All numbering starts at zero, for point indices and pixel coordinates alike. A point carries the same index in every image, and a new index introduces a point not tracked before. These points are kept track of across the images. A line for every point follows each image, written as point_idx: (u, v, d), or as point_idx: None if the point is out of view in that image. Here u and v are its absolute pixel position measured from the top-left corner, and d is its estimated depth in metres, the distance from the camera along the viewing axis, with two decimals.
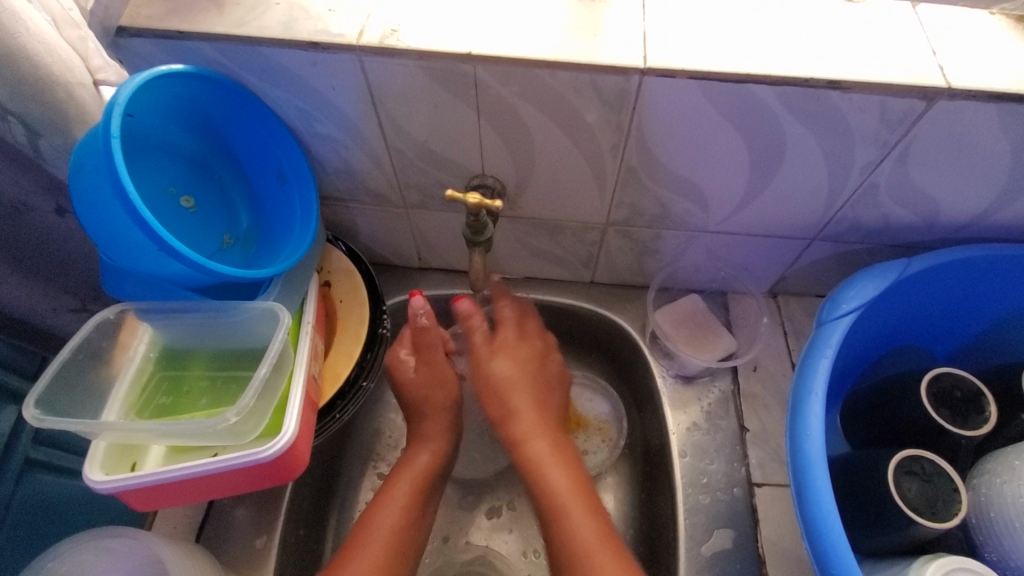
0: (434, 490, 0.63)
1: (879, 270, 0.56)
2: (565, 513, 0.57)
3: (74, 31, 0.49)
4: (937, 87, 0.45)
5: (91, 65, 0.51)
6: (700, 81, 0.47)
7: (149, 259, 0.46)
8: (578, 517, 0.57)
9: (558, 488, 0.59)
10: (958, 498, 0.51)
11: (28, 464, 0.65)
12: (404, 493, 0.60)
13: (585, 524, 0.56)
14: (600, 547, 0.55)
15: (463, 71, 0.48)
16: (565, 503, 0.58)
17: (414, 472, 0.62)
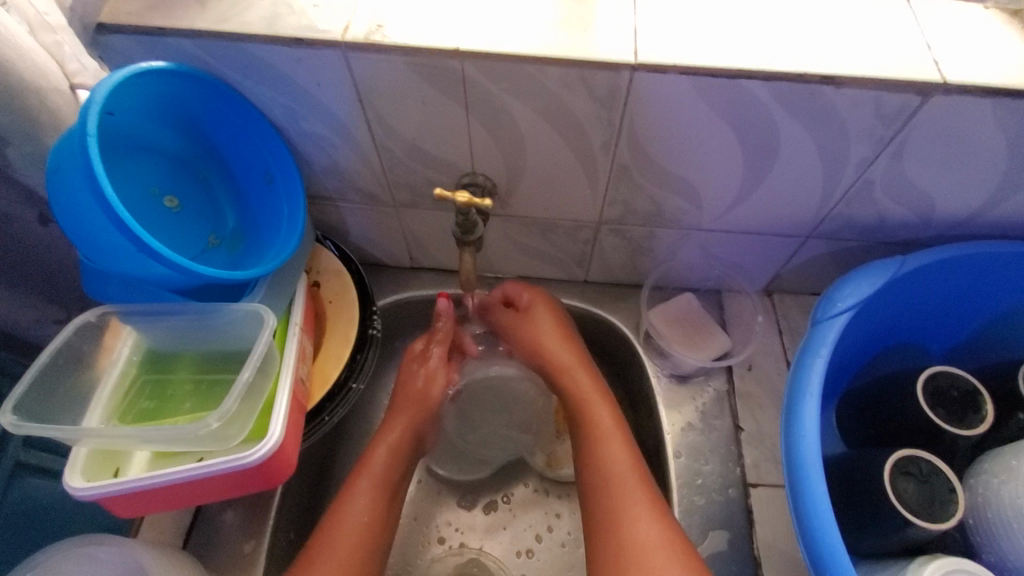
0: (394, 496, 0.63)
1: (874, 268, 0.55)
2: (603, 443, 0.61)
3: (50, 35, 0.47)
4: (933, 82, 0.45)
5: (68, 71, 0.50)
6: (692, 77, 0.46)
7: (130, 260, 0.45)
8: (614, 448, 0.60)
9: (601, 422, 0.62)
10: (954, 498, 0.50)
11: (18, 468, 0.64)
12: (364, 497, 0.60)
13: (622, 456, 0.60)
14: (633, 478, 0.58)
15: (451, 67, 0.47)
16: (604, 434, 0.61)
17: (371, 481, 0.61)
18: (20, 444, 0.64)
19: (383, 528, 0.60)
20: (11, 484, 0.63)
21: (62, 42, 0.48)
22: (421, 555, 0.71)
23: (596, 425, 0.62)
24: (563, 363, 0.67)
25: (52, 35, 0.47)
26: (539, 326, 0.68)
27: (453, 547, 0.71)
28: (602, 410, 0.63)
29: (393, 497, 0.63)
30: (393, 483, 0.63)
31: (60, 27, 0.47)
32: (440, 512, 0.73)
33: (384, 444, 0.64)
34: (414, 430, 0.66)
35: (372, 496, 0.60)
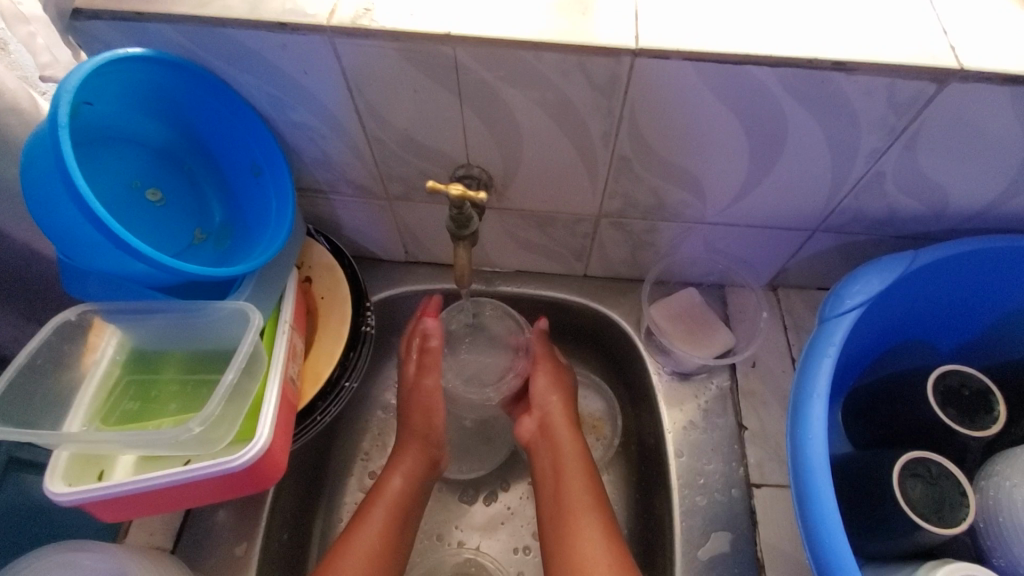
0: (407, 523, 0.62)
1: (883, 263, 0.53)
2: (574, 516, 0.59)
3: (24, 27, 0.51)
4: (949, 69, 0.42)
5: (40, 62, 0.52)
6: (696, 63, 0.44)
7: (108, 257, 0.43)
8: (585, 524, 0.58)
9: (573, 495, 0.61)
10: (966, 502, 0.49)
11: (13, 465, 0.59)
12: (377, 523, 0.59)
13: (591, 529, 0.58)
14: (601, 552, 0.56)
15: (443, 54, 0.45)
16: (575, 507, 0.60)
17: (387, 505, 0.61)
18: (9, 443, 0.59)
19: (395, 553, 0.59)
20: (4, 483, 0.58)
21: (35, 33, 0.52)
22: (417, 556, 0.70)
23: (567, 499, 0.61)
24: (554, 434, 0.66)
25: (23, 24, 0.51)
26: (541, 387, 0.68)
27: (449, 547, 0.70)
28: (577, 484, 0.61)
29: (405, 516, 0.62)
30: (410, 502, 0.63)
31: (35, 19, 0.51)
32: (437, 512, 0.72)
33: (402, 468, 0.64)
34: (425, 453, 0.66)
35: (388, 515, 0.60)
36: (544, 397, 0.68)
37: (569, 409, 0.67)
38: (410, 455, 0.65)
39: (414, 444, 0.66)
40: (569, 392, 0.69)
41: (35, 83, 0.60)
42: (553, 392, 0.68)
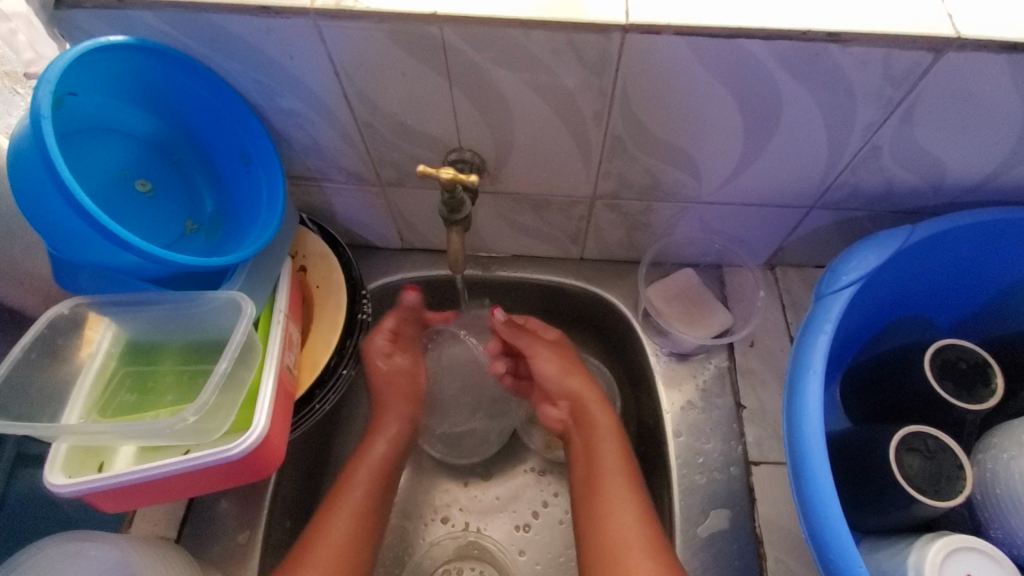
0: (390, 486, 0.64)
1: (881, 238, 0.53)
2: (609, 492, 0.59)
3: (3, 23, 0.52)
4: (946, 37, 0.42)
5: (24, 59, 0.55)
6: (688, 38, 0.43)
7: (98, 250, 0.43)
8: (624, 499, 0.58)
9: (610, 471, 0.60)
10: (963, 474, 0.49)
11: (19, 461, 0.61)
12: (363, 485, 0.61)
13: (629, 503, 0.58)
14: (638, 526, 0.56)
15: (430, 34, 0.44)
16: (612, 482, 0.59)
17: (369, 467, 0.63)
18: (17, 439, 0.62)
19: (379, 514, 0.61)
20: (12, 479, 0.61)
21: (16, 29, 0.52)
22: (421, 541, 0.70)
23: (605, 474, 0.60)
24: (586, 411, 0.65)
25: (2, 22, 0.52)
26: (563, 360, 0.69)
27: (454, 528, 0.71)
28: (614, 460, 0.61)
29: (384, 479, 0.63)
30: (392, 465, 0.65)
31: (14, 14, 0.51)
32: (439, 495, 0.72)
33: (381, 434, 0.66)
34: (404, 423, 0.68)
35: (371, 478, 0.62)
36: (562, 375, 0.68)
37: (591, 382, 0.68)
38: (392, 423, 0.67)
39: (393, 412, 0.68)
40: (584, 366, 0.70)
41: (21, 78, 0.59)
42: (574, 366, 0.68)
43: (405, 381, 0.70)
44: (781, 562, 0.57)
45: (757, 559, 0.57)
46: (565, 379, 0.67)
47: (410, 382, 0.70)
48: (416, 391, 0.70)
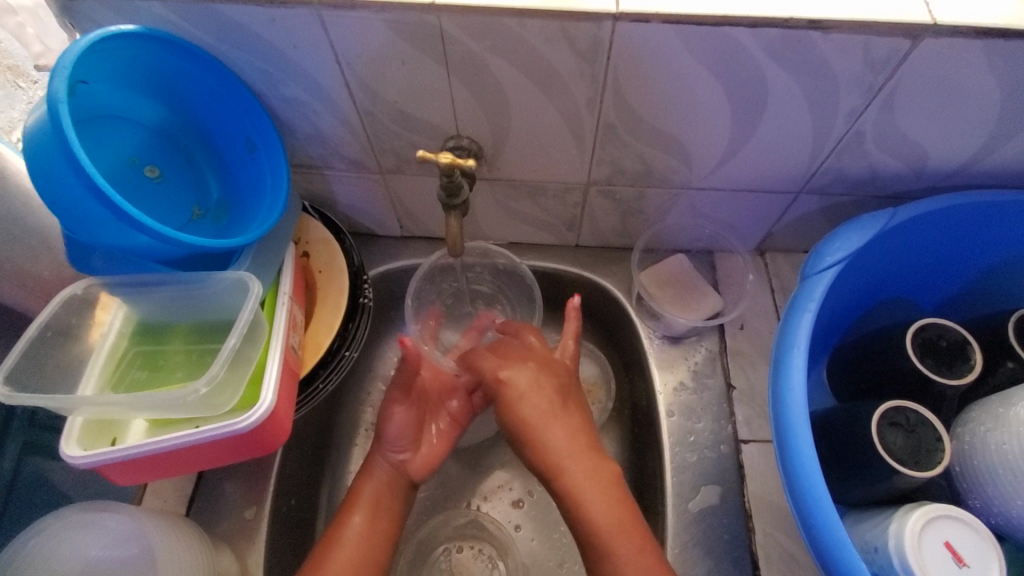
0: (393, 518, 0.60)
1: (863, 221, 0.55)
2: (610, 545, 0.53)
3: (11, 18, 0.57)
4: (923, 24, 0.43)
5: (33, 52, 0.60)
6: (675, 26, 0.44)
7: (112, 231, 0.45)
8: (623, 558, 0.52)
9: (600, 522, 0.54)
10: (942, 447, 0.51)
11: (25, 450, 0.70)
12: (359, 523, 0.58)
13: (630, 558, 0.52)
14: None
15: (428, 23, 0.46)
16: (607, 538, 0.53)
17: (361, 506, 0.59)
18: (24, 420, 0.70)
19: (380, 550, 0.58)
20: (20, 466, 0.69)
21: (23, 22, 0.58)
22: (422, 520, 0.72)
23: (594, 529, 0.54)
24: (560, 458, 0.57)
25: (11, 16, 0.57)
26: (521, 385, 0.60)
27: (455, 507, 0.73)
28: (602, 510, 0.54)
29: (383, 515, 0.60)
30: (384, 505, 0.60)
31: (22, 9, 0.57)
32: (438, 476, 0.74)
33: (371, 475, 0.62)
34: (394, 463, 0.63)
35: (366, 516, 0.59)
36: (528, 401, 0.60)
37: (555, 407, 0.59)
38: (379, 466, 0.62)
39: (377, 457, 0.63)
40: (550, 386, 0.61)
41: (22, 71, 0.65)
42: (531, 395, 0.60)
43: (396, 424, 0.63)
44: (769, 534, 0.59)
45: (746, 532, 0.59)
46: (526, 409, 0.59)
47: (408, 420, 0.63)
48: (411, 431, 0.63)
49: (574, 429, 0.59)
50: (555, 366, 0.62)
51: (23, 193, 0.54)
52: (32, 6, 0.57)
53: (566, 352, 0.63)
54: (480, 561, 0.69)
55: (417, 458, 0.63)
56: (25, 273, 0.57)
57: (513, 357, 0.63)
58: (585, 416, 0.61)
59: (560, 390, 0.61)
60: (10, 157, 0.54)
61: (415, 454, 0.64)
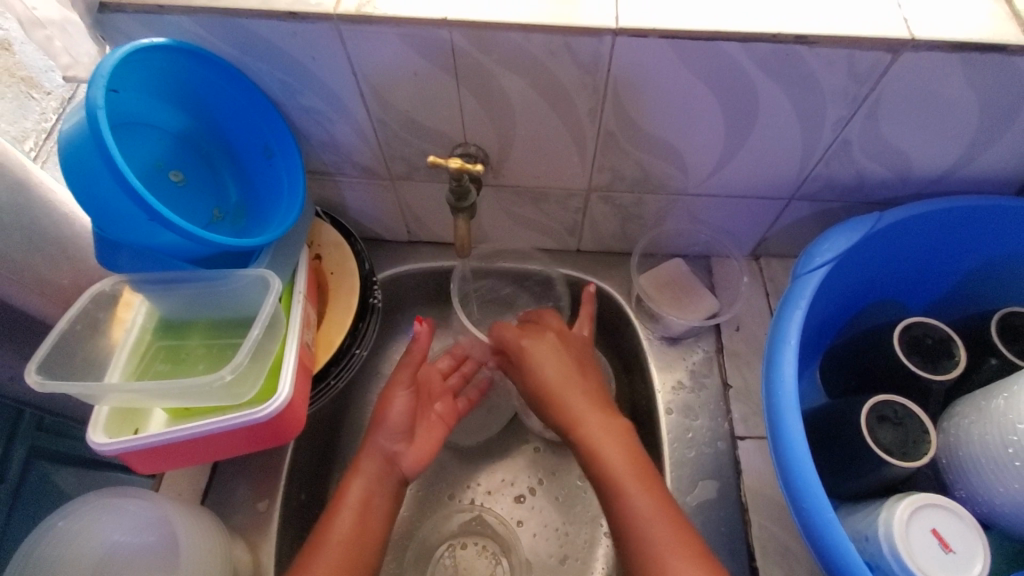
0: (376, 517, 0.60)
1: (851, 224, 0.58)
2: (626, 489, 0.55)
3: (40, 31, 0.52)
4: (902, 39, 0.47)
5: (60, 64, 0.55)
6: (672, 40, 0.48)
7: (141, 229, 0.47)
8: (637, 496, 0.54)
9: (615, 467, 0.56)
10: (928, 439, 0.53)
11: (30, 456, 0.72)
12: (348, 524, 0.58)
13: (646, 502, 0.54)
14: (661, 516, 0.53)
15: (440, 37, 0.49)
16: (621, 479, 0.55)
17: (350, 505, 0.59)
18: (32, 422, 0.71)
19: (370, 549, 0.58)
20: (26, 470, 0.71)
21: (51, 36, 0.53)
22: (427, 517, 0.74)
23: (610, 474, 0.56)
24: (583, 412, 0.60)
25: (40, 30, 0.52)
26: (540, 354, 0.63)
27: (462, 503, 0.75)
28: (617, 457, 0.57)
29: (374, 515, 0.60)
30: (375, 502, 0.61)
31: (48, 23, 0.52)
32: (443, 474, 0.76)
33: (361, 470, 0.62)
34: (387, 455, 0.63)
35: (355, 516, 0.59)
36: (545, 367, 0.63)
37: (573, 372, 0.63)
38: (372, 458, 0.62)
39: (372, 447, 0.63)
40: (569, 355, 0.64)
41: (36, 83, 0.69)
42: (554, 359, 0.63)
43: (394, 416, 0.64)
44: (765, 527, 0.61)
45: (742, 525, 0.61)
46: (547, 375, 0.62)
47: (403, 414, 0.64)
48: (403, 426, 0.64)
49: (592, 392, 0.62)
50: (571, 339, 0.66)
51: (46, 205, 0.55)
52: (60, 20, 0.51)
53: (582, 330, 0.68)
54: (485, 557, 0.71)
55: (424, 452, 0.64)
56: (43, 281, 0.58)
57: (531, 331, 0.66)
58: (598, 383, 0.64)
59: (578, 359, 0.65)
60: (35, 171, 0.55)
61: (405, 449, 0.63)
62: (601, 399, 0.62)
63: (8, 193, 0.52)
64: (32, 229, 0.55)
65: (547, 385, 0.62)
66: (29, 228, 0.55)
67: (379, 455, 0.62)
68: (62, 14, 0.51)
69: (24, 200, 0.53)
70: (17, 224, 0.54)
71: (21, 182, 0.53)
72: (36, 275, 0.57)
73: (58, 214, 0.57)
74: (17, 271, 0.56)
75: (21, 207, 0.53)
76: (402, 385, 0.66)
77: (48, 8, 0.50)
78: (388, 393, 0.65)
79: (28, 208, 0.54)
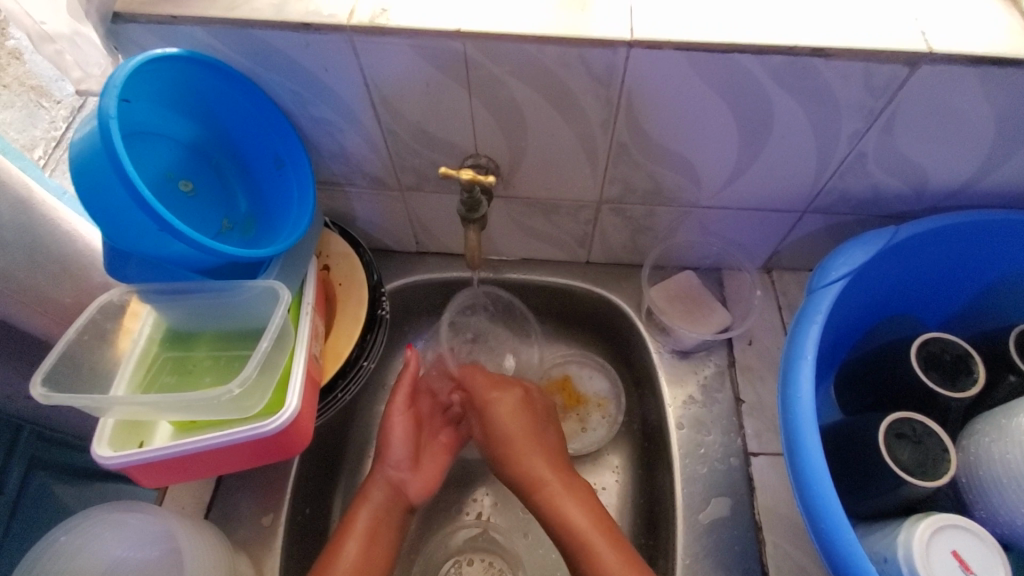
0: (382, 542, 0.62)
1: (866, 238, 0.57)
2: (592, 547, 0.60)
3: (51, 45, 0.54)
4: (920, 52, 0.46)
5: (72, 77, 0.57)
6: (686, 53, 0.47)
7: (151, 240, 0.47)
8: (605, 552, 0.59)
9: (580, 525, 0.61)
10: (948, 458, 0.52)
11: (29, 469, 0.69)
12: (354, 552, 0.60)
13: (611, 555, 0.59)
14: (626, 573, 0.57)
15: (453, 49, 0.49)
16: (586, 538, 0.60)
17: (356, 533, 0.61)
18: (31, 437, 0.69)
19: (376, 573, 0.60)
20: (26, 482, 0.69)
21: (62, 50, 0.55)
22: (434, 531, 0.73)
23: (578, 532, 0.61)
24: (540, 477, 0.65)
25: (50, 44, 0.54)
26: (501, 409, 0.68)
27: (468, 517, 0.73)
28: (579, 516, 0.62)
29: (380, 543, 0.62)
30: (382, 529, 0.63)
31: (58, 37, 0.53)
32: (449, 488, 0.75)
33: (369, 499, 0.64)
34: (393, 482, 0.66)
35: (362, 542, 0.61)
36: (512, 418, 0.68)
37: (530, 431, 0.67)
38: (378, 487, 0.65)
39: (379, 476, 0.66)
40: (528, 414, 0.68)
41: (46, 91, 0.69)
42: (516, 413, 0.68)
43: (398, 444, 0.67)
44: (779, 546, 0.59)
45: (756, 544, 0.60)
46: (507, 429, 0.67)
47: (406, 442, 0.67)
48: (407, 454, 0.67)
49: (547, 449, 0.67)
50: (533, 403, 0.70)
51: (49, 222, 0.55)
52: (69, 34, 0.53)
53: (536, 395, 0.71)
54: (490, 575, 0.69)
55: (427, 485, 0.68)
56: (45, 296, 0.57)
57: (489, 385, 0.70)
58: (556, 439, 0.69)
59: (536, 418, 0.69)
60: (37, 188, 0.54)
61: (407, 480, 0.67)
62: (557, 457, 0.67)
63: (10, 213, 0.52)
64: (36, 242, 0.54)
65: (507, 444, 0.67)
66: (32, 243, 0.54)
67: (384, 482, 0.65)
68: (71, 28, 0.53)
69: (26, 218, 0.53)
70: (21, 242, 0.53)
71: (23, 201, 0.52)
72: (40, 288, 0.57)
73: (60, 231, 0.56)
74: (22, 286, 0.55)
75: (23, 226, 0.53)
76: (404, 415, 0.68)
77: (56, 22, 0.52)
78: (389, 423, 0.68)
79: (31, 226, 0.54)
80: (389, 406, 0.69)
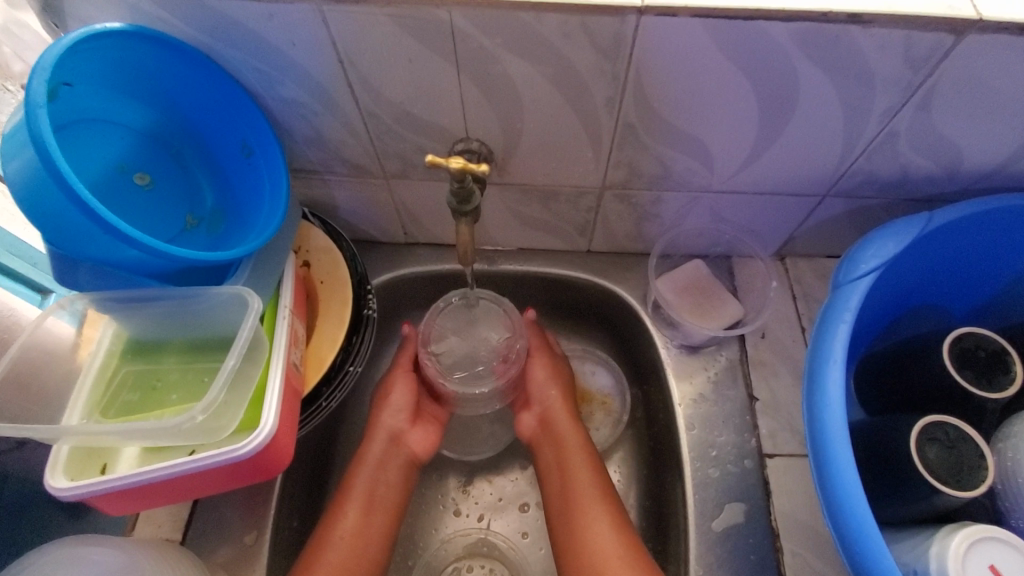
0: (383, 507, 0.60)
1: (898, 226, 0.52)
2: (585, 506, 0.57)
3: None
4: (969, 19, 0.40)
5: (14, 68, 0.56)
6: (704, 20, 0.41)
7: (98, 243, 0.41)
8: (594, 515, 0.57)
9: (579, 480, 0.59)
10: (985, 464, 0.48)
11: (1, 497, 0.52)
12: (353, 511, 0.58)
13: (598, 523, 0.56)
14: (609, 539, 0.55)
15: (438, 18, 0.43)
16: (582, 495, 0.58)
17: (355, 497, 0.59)
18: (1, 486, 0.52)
19: (373, 542, 0.58)
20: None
21: None
22: (431, 537, 0.69)
23: (574, 487, 0.59)
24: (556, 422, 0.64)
25: None
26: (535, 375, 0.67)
27: (469, 521, 0.69)
28: (581, 467, 0.60)
29: (379, 508, 0.60)
30: (380, 492, 0.61)
31: None
32: (447, 491, 0.71)
33: (367, 457, 0.63)
34: (392, 434, 0.64)
35: (359, 508, 0.59)
36: (543, 389, 0.66)
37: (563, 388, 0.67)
38: (376, 440, 0.64)
39: (378, 428, 0.65)
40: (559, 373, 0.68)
41: None
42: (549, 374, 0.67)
43: (397, 395, 0.66)
44: (797, 554, 0.56)
45: (773, 552, 0.57)
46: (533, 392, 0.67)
47: (410, 394, 0.67)
48: (410, 405, 0.66)
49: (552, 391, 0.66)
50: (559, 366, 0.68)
51: None
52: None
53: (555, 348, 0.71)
54: None
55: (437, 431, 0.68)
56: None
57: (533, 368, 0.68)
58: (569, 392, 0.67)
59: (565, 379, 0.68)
60: None
61: (415, 432, 0.66)
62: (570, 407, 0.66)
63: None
64: None
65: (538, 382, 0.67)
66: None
67: (385, 436, 0.64)
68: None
69: None
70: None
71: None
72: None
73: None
74: None
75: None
76: (403, 372, 0.68)
77: None
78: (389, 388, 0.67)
79: None
80: (392, 372, 0.68)
